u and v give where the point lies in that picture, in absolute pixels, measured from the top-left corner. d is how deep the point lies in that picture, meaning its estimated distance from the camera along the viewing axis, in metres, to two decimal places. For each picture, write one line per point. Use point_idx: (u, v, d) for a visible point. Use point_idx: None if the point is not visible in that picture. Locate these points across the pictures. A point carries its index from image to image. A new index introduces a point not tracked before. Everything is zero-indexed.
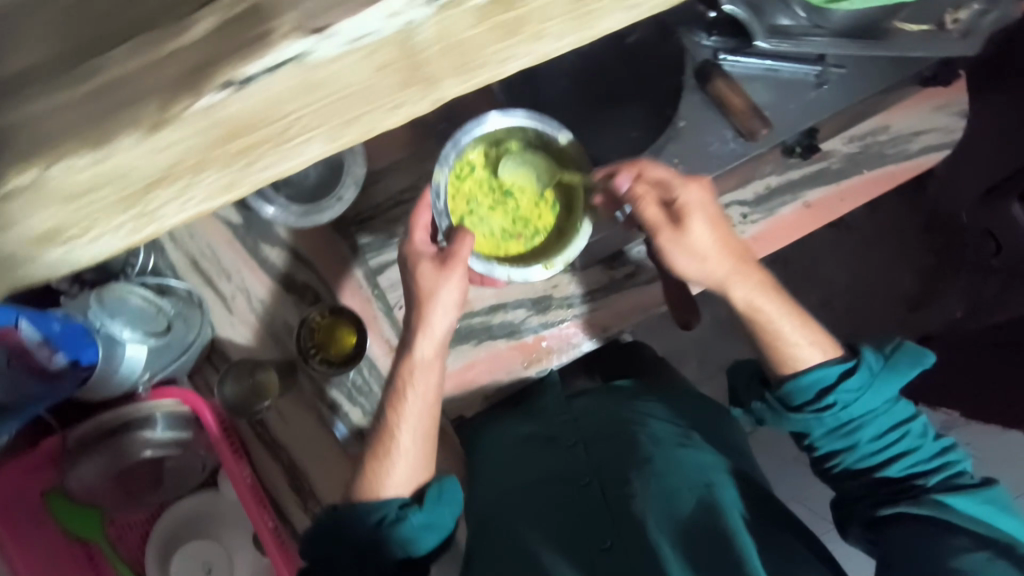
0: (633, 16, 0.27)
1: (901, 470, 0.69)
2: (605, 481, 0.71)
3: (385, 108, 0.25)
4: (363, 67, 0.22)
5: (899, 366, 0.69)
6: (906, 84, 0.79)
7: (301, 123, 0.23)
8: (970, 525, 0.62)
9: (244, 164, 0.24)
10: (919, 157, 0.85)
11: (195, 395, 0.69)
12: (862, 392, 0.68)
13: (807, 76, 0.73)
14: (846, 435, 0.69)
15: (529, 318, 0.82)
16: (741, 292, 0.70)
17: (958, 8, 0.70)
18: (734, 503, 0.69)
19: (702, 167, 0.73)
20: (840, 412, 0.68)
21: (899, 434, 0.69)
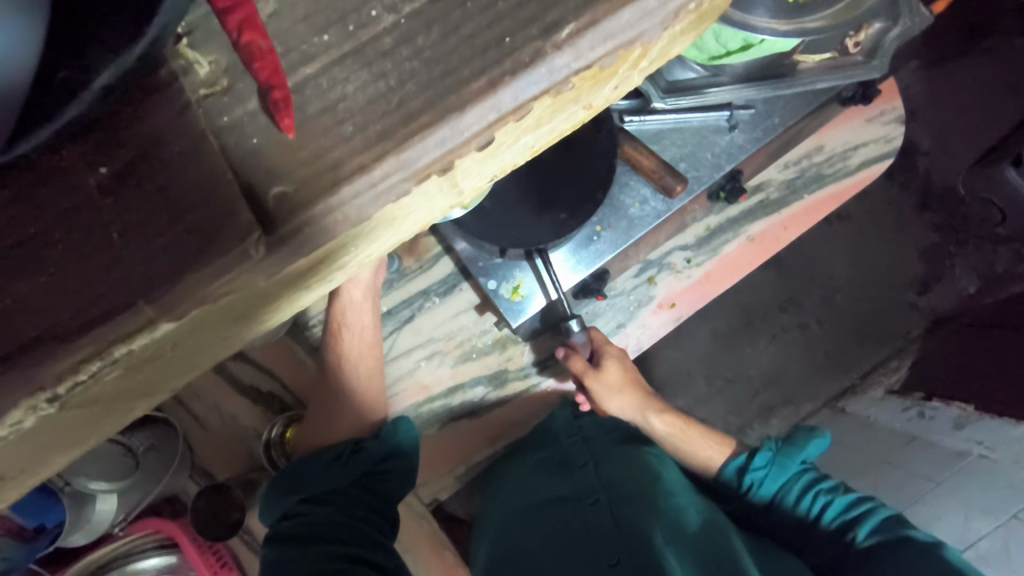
0: (442, 203, 0.22)
1: (828, 517, 0.66)
2: (610, 499, 0.70)
3: (220, 342, 0.22)
4: (139, 368, 0.19)
5: (794, 446, 0.71)
6: (828, 105, 0.77)
7: (131, 395, 0.21)
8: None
9: (90, 433, 0.22)
10: (859, 172, 0.83)
11: (171, 523, 0.72)
12: (771, 468, 0.71)
13: (718, 121, 0.73)
14: (776, 503, 0.70)
15: (486, 396, 0.82)
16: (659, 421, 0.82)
17: (859, 30, 0.67)
18: (733, 527, 0.70)
19: (626, 232, 0.73)
20: (759, 491, 0.71)
21: (814, 493, 0.68)
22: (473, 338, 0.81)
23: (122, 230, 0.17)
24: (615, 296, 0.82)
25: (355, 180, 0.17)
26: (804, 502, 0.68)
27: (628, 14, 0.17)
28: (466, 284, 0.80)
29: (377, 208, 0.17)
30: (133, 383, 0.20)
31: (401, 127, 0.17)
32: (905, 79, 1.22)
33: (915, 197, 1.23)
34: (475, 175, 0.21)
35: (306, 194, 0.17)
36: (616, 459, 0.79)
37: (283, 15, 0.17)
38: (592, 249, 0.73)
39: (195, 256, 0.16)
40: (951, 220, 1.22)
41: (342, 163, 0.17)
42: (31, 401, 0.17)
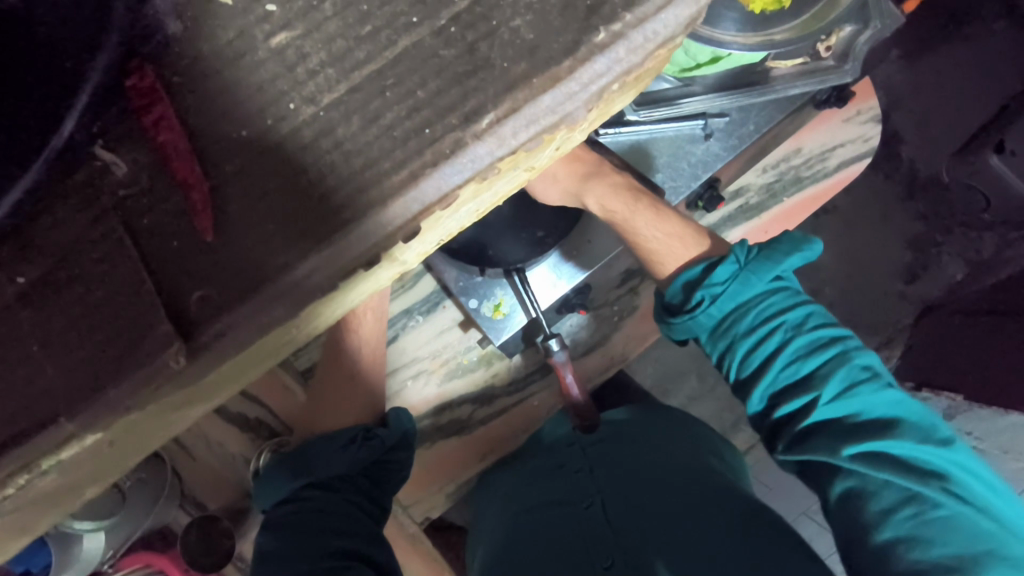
0: (382, 281, 0.22)
1: (792, 375, 0.52)
2: (606, 502, 0.69)
3: (164, 427, 0.21)
4: (74, 468, 0.19)
5: (772, 255, 0.54)
6: (803, 108, 0.76)
7: (77, 488, 0.21)
8: (896, 476, 0.46)
9: (39, 523, 0.22)
10: (837, 173, 0.83)
11: (162, 557, 0.73)
12: (730, 286, 0.54)
13: (693, 130, 0.72)
14: (726, 335, 0.54)
15: (474, 410, 0.83)
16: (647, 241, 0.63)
17: (830, 34, 0.66)
18: (736, 500, 0.68)
19: (607, 244, 0.73)
20: (711, 310, 0.54)
21: (776, 329, 0.53)
22: (458, 355, 0.80)
23: (42, 347, 0.16)
24: (598, 308, 0.81)
25: (276, 286, 0.16)
26: (760, 333, 0.53)
27: (549, 99, 0.16)
28: (449, 302, 0.79)
29: (302, 306, 0.17)
30: (75, 478, 0.20)
31: (325, 224, 0.16)
32: (886, 69, 1.21)
33: (899, 187, 1.22)
34: (416, 248, 0.21)
35: (227, 297, 0.16)
36: (614, 457, 0.76)
37: (198, 112, 0.17)
38: (572, 264, 0.72)
39: (115, 368, 0.16)
40: (934, 209, 1.22)
41: (266, 259, 0.16)
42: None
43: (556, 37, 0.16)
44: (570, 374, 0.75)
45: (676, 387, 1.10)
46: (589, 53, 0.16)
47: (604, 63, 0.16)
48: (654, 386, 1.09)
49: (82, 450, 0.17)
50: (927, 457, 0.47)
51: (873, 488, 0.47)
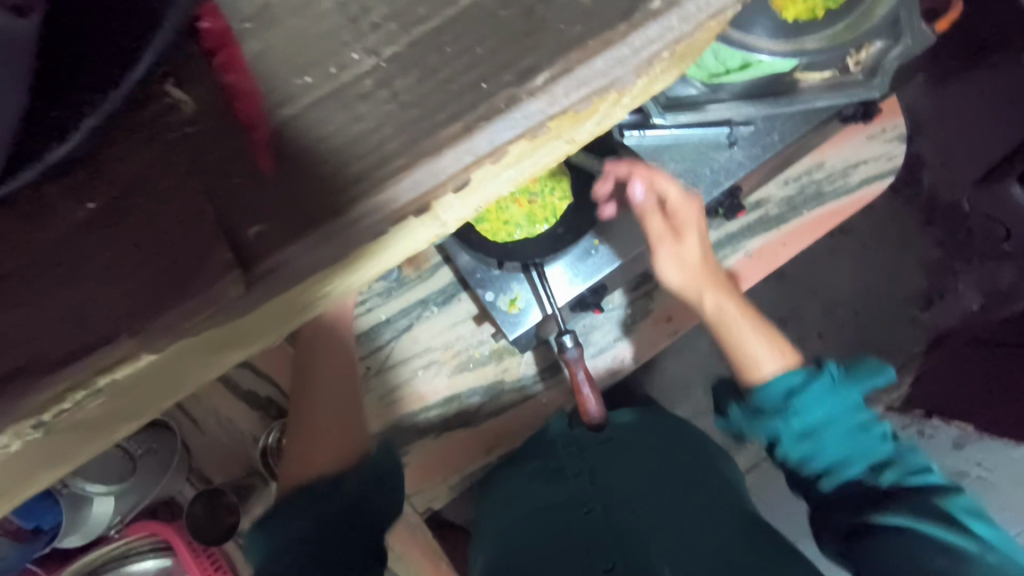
0: (427, 237, 0.23)
1: (861, 468, 0.62)
2: (609, 509, 0.68)
3: (204, 368, 0.22)
4: (121, 398, 0.19)
5: (859, 373, 0.64)
6: (829, 123, 0.77)
7: (116, 420, 0.22)
8: (939, 533, 0.54)
9: (64, 460, 0.22)
10: (858, 190, 0.83)
11: (165, 527, 0.73)
12: (825, 397, 0.63)
13: (717, 137, 0.73)
14: (810, 439, 0.63)
15: (483, 403, 0.83)
16: (729, 336, 0.70)
17: (860, 48, 0.68)
18: (732, 513, 0.68)
19: (625, 247, 0.73)
20: (800, 418, 0.63)
21: (862, 435, 0.62)
22: (470, 348, 0.82)
23: (100, 265, 0.17)
24: (613, 309, 0.82)
25: (330, 223, 0.17)
26: (846, 439, 0.62)
27: (602, 62, 0.17)
28: (464, 294, 0.83)
29: (354, 251, 0.18)
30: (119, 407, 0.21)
31: (379, 168, 0.17)
32: (911, 96, 1.25)
33: (920, 212, 1.26)
34: (460, 211, 0.22)
35: (284, 232, 0.17)
36: (615, 459, 0.76)
37: (266, 55, 0.18)
38: (589, 264, 0.73)
39: (174, 291, 0.17)
40: (954, 235, 1.25)
41: (324, 197, 0.17)
42: (17, 427, 0.17)
43: (612, 5, 0.17)
44: (583, 371, 0.74)
45: (683, 400, 1.10)
46: (643, 19, 0.17)
47: (656, 30, 0.17)
48: (661, 396, 1.09)
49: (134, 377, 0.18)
50: (970, 523, 0.55)
51: (929, 550, 0.54)
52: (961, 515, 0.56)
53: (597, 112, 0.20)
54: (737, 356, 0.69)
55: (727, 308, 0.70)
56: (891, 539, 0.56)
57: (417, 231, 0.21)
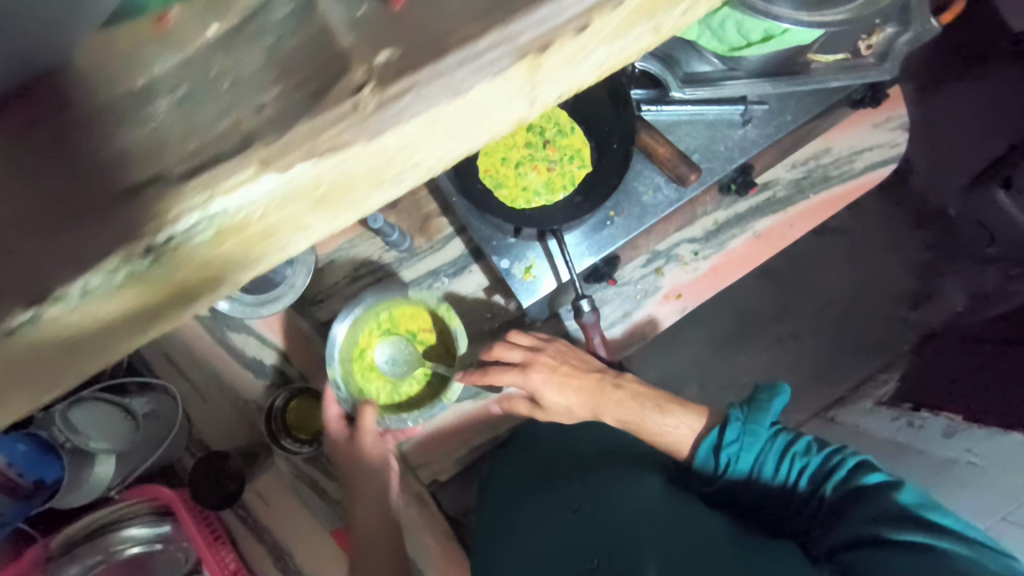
0: (520, 107, 0.24)
1: (812, 492, 0.63)
2: (600, 512, 0.68)
3: (291, 233, 0.22)
4: (220, 239, 0.19)
5: (760, 405, 0.68)
6: (838, 107, 0.79)
7: (198, 282, 0.22)
8: (894, 531, 0.53)
9: (136, 331, 0.22)
10: (863, 175, 0.84)
11: (168, 490, 0.71)
12: (745, 439, 0.66)
13: (731, 115, 0.75)
14: (760, 482, 0.66)
15: (491, 377, 0.82)
16: (610, 414, 0.74)
17: (872, 33, 0.71)
18: (722, 508, 0.69)
19: (639, 218, 0.73)
20: (738, 467, 0.66)
21: (791, 460, 0.65)
22: (480, 320, 0.82)
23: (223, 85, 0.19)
24: (623, 284, 0.83)
25: (452, 44, 0.18)
26: (783, 471, 0.65)
27: None
28: (476, 267, 0.82)
29: (472, 90, 0.18)
30: (213, 268, 0.21)
31: (505, 5, 0.18)
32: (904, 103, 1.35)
33: (909, 214, 1.40)
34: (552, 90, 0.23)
35: (409, 59, 0.18)
36: (604, 458, 0.78)
37: None
38: (604, 234, 0.73)
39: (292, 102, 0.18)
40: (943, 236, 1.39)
41: (449, 29, 0.18)
42: (128, 249, 0.17)
43: None
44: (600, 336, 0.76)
45: None
46: None
47: None
48: None
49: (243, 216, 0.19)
50: (921, 513, 0.54)
51: (895, 551, 0.52)
52: (913, 505, 0.55)
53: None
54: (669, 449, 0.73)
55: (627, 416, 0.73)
56: (865, 550, 0.54)
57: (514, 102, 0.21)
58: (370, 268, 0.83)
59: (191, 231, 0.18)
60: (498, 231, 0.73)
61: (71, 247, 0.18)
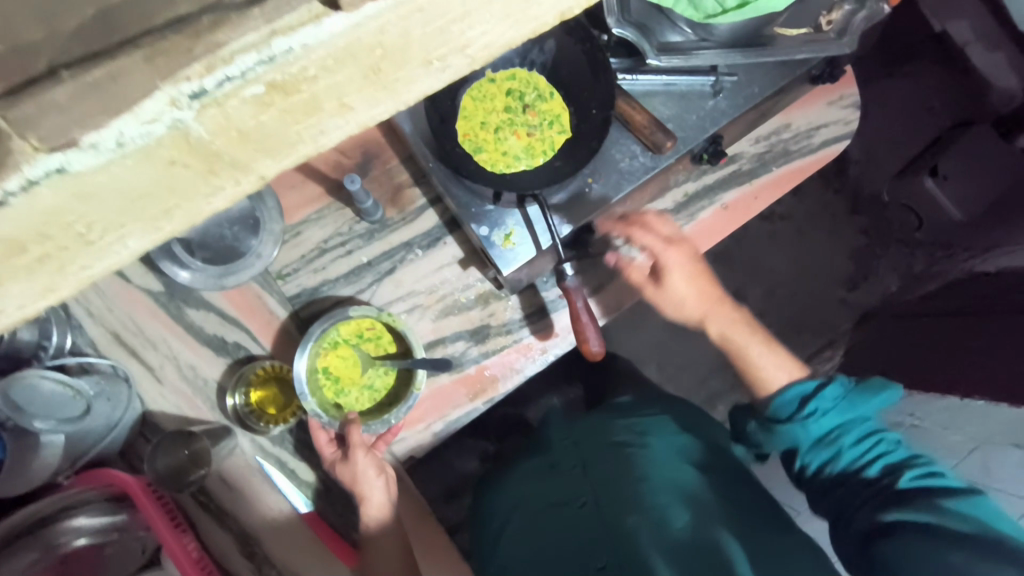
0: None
1: (877, 471, 0.68)
2: (604, 499, 0.70)
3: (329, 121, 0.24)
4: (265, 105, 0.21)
5: (867, 388, 0.71)
6: (798, 83, 0.83)
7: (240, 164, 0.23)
8: (948, 524, 0.59)
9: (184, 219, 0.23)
10: (821, 150, 0.88)
11: (121, 475, 0.65)
12: (839, 404, 0.71)
13: (702, 86, 0.76)
14: (830, 444, 0.71)
15: (468, 349, 0.80)
16: (717, 327, 0.82)
17: (831, 9, 0.75)
18: (712, 491, 0.71)
19: (619, 182, 0.72)
20: (821, 420, 0.71)
21: (873, 442, 0.70)
22: (456, 292, 0.81)
23: None
24: (598, 255, 0.83)
25: None
26: (861, 446, 0.70)
27: None
28: (450, 238, 0.81)
29: None
30: (254, 145, 0.22)
31: None
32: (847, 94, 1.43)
33: (846, 203, 1.45)
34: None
35: None
36: (606, 450, 0.78)
37: None
38: (582, 201, 0.72)
39: None
40: (876, 223, 1.44)
41: None
42: (173, 85, 0.19)
43: None
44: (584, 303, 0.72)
45: None
46: None
47: None
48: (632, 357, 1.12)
49: (295, 82, 0.21)
50: (990, 523, 0.59)
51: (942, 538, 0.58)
52: (983, 517, 0.59)
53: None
54: (753, 376, 0.79)
55: (732, 334, 0.82)
56: (916, 538, 0.59)
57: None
58: (342, 240, 0.80)
59: (244, 81, 0.20)
60: (477, 198, 0.72)
61: (122, 82, 0.19)
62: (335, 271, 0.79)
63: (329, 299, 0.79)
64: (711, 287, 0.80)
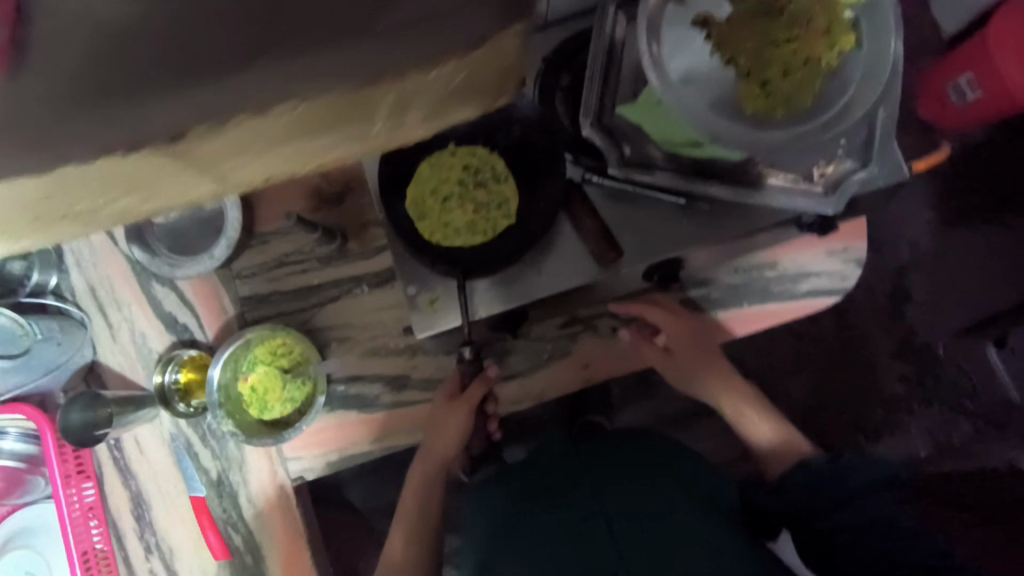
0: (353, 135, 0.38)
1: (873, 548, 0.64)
2: (610, 517, 0.68)
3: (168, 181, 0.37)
4: (79, 176, 0.34)
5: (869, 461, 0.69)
6: (786, 225, 0.78)
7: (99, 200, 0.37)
8: None
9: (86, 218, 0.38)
10: (803, 299, 0.83)
11: (40, 414, 0.74)
12: (833, 473, 0.70)
13: (672, 205, 0.74)
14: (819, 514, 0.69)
15: (382, 394, 0.84)
16: (723, 400, 0.88)
17: (828, 162, 0.69)
18: (733, 540, 0.68)
19: (555, 285, 0.74)
20: (813, 487, 0.71)
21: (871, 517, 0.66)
22: (388, 337, 0.84)
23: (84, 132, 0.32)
24: (534, 339, 0.83)
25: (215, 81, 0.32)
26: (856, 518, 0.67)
27: None
28: (397, 284, 0.84)
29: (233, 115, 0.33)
30: (110, 188, 0.36)
31: None
32: (916, 232, 1.30)
33: (895, 343, 1.30)
34: (240, 169, 0.38)
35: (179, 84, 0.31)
36: (617, 473, 0.77)
37: None
38: (515, 289, 0.73)
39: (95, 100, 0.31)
40: (923, 377, 1.30)
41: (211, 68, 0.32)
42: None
43: None
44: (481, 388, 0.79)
45: None
46: None
47: None
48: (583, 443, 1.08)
49: (54, 183, 0.33)
50: None
51: None
52: None
53: (409, 97, 0.35)
54: (748, 434, 0.87)
55: (728, 404, 0.88)
56: None
57: (316, 126, 0.35)
58: (300, 258, 0.83)
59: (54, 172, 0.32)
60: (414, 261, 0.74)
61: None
62: (286, 286, 0.83)
63: (272, 309, 0.83)
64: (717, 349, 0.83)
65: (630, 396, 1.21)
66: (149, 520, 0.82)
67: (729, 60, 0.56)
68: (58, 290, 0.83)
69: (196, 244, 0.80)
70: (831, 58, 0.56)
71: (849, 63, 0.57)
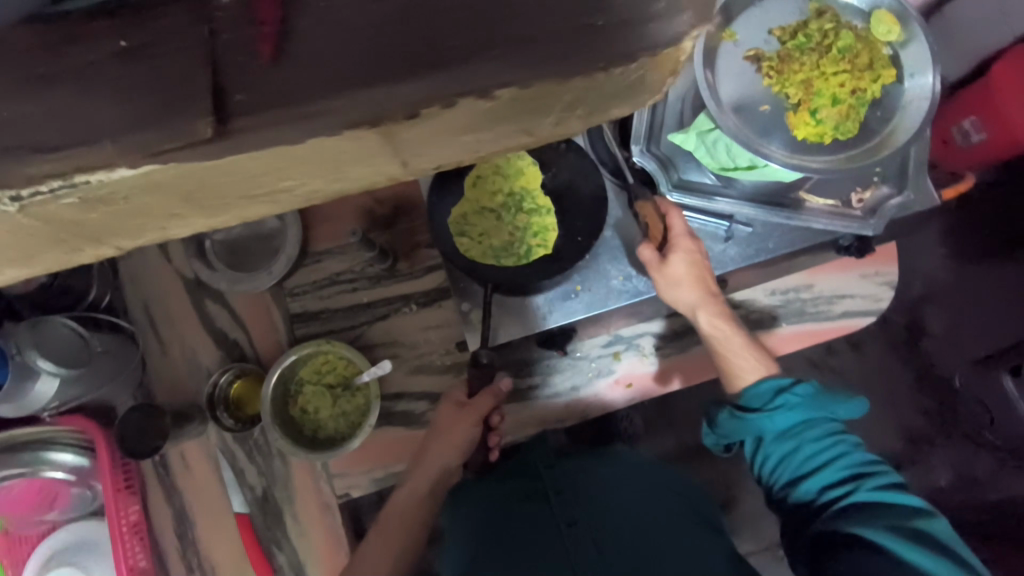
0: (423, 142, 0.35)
1: (842, 471, 0.66)
2: (599, 539, 0.61)
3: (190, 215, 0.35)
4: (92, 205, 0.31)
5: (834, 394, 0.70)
6: (824, 248, 0.81)
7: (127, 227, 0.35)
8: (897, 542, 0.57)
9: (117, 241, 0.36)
10: (838, 321, 0.85)
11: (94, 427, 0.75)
12: (805, 401, 0.70)
13: (716, 228, 0.78)
14: (791, 437, 0.69)
15: (428, 410, 0.85)
16: (706, 316, 0.74)
17: (865, 189, 0.73)
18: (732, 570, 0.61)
19: (602, 302, 0.78)
20: (787, 413, 0.69)
21: (834, 442, 0.68)
22: (435, 355, 0.85)
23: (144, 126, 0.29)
24: (578, 357, 0.85)
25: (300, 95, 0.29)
26: (822, 442, 0.68)
27: None
28: (445, 302, 0.86)
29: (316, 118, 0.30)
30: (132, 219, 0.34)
31: None
32: (934, 264, 1.33)
33: (913, 372, 1.33)
34: (423, 154, 0.34)
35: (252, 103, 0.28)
36: (610, 492, 0.70)
37: None
38: (566, 305, 0.78)
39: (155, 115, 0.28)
40: (942, 407, 1.32)
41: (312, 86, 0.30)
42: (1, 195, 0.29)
43: None
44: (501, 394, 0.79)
45: None
46: None
47: None
48: None
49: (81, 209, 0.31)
50: (945, 545, 0.57)
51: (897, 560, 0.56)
52: (938, 534, 0.58)
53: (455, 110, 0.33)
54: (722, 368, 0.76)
55: (717, 324, 0.75)
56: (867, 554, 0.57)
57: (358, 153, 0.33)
58: (351, 277, 0.86)
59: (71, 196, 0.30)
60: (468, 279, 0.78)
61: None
62: (336, 304, 0.86)
63: (322, 326, 0.85)
64: (700, 258, 0.73)
65: (659, 422, 1.22)
66: (192, 538, 0.82)
67: (780, 91, 0.61)
68: (111, 306, 0.85)
69: (253, 261, 0.83)
70: (876, 90, 0.61)
71: (892, 94, 0.61)
